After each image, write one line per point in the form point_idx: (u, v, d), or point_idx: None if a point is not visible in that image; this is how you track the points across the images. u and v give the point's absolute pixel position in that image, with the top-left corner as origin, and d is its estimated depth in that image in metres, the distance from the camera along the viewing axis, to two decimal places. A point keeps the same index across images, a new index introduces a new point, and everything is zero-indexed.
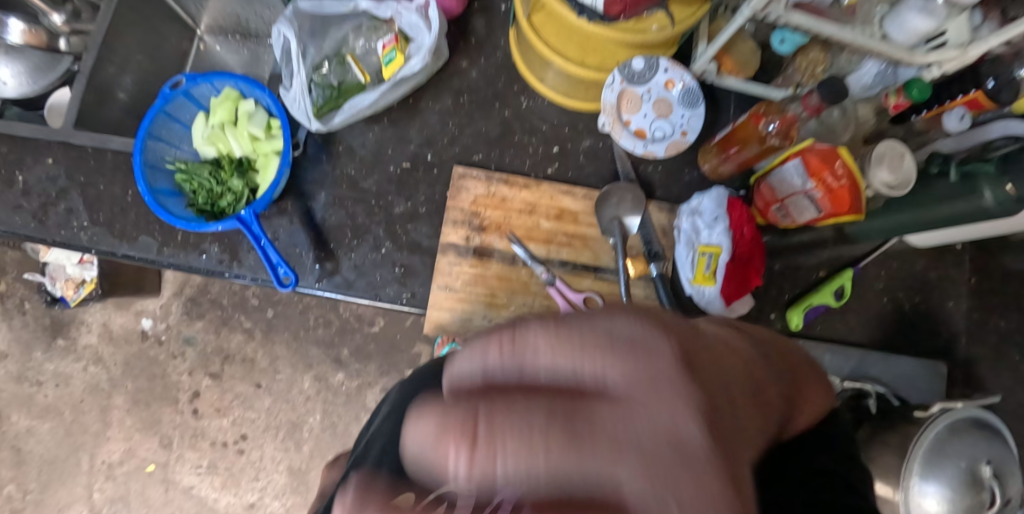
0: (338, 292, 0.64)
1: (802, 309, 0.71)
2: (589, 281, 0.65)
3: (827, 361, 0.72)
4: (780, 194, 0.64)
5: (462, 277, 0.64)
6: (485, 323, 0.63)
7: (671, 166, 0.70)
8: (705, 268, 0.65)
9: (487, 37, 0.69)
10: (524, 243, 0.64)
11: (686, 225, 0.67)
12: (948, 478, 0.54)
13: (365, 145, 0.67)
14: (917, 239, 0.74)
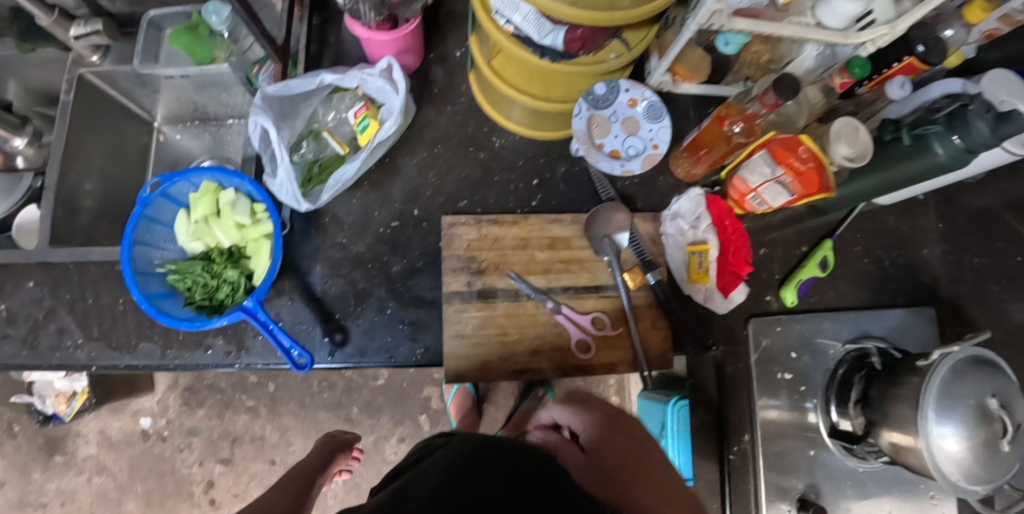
0: (353, 362, 0.64)
1: (794, 287, 0.73)
2: (593, 301, 0.67)
3: (827, 328, 0.74)
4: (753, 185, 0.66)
5: (471, 322, 0.65)
6: (503, 363, 0.64)
7: (646, 176, 0.73)
8: (697, 266, 0.69)
9: (449, 86, 0.71)
10: (523, 277, 0.66)
11: (671, 229, 0.71)
12: (961, 419, 0.54)
13: (351, 210, 0.68)
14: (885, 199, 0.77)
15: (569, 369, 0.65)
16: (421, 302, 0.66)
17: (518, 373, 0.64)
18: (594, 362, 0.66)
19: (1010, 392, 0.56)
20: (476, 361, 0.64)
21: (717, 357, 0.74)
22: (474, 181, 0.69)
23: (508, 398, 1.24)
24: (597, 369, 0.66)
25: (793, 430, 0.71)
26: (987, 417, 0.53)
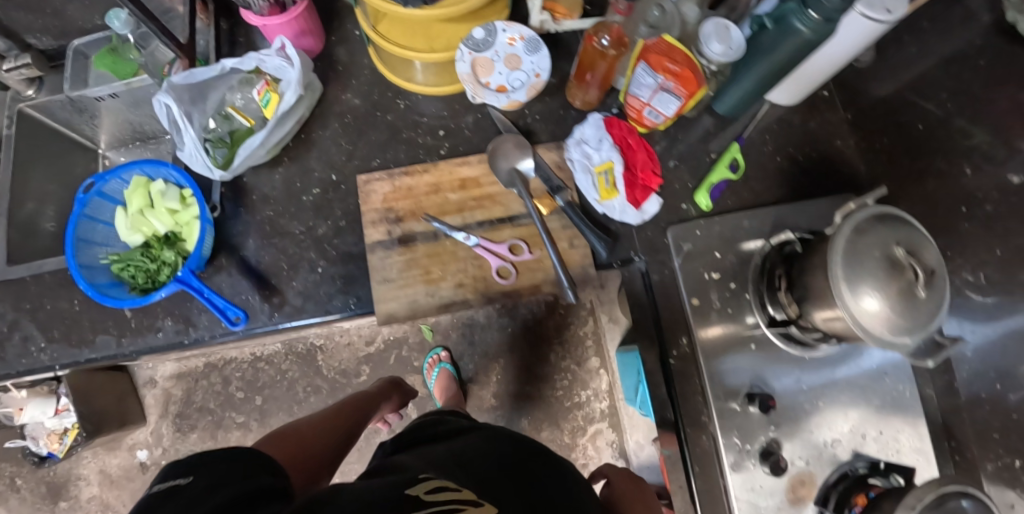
0: (292, 321, 0.68)
1: (706, 190, 0.77)
2: (508, 230, 0.71)
3: (748, 226, 0.77)
4: (644, 98, 0.71)
5: (396, 265, 0.69)
6: (430, 299, 0.68)
7: (547, 111, 0.77)
8: (605, 183, 0.73)
9: (352, 61, 0.77)
10: (439, 218, 0.70)
11: (577, 155, 0.74)
12: (875, 273, 0.54)
13: (274, 186, 0.73)
14: (778, 94, 0.80)
15: (494, 295, 0.69)
16: (350, 257, 0.70)
17: (445, 307, 0.68)
18: (516, 285, 0.69)
19: (913, 234, 0.56)
20: (406, 300, 0.68)
21: (643, 267, 0.75)
22: (385, 144, 0.74)
23: (489, 374, 1.26)
24: (521, 292, 0.69)
25: (728, 325, 0.73)
26: (897, 267, 0.54)
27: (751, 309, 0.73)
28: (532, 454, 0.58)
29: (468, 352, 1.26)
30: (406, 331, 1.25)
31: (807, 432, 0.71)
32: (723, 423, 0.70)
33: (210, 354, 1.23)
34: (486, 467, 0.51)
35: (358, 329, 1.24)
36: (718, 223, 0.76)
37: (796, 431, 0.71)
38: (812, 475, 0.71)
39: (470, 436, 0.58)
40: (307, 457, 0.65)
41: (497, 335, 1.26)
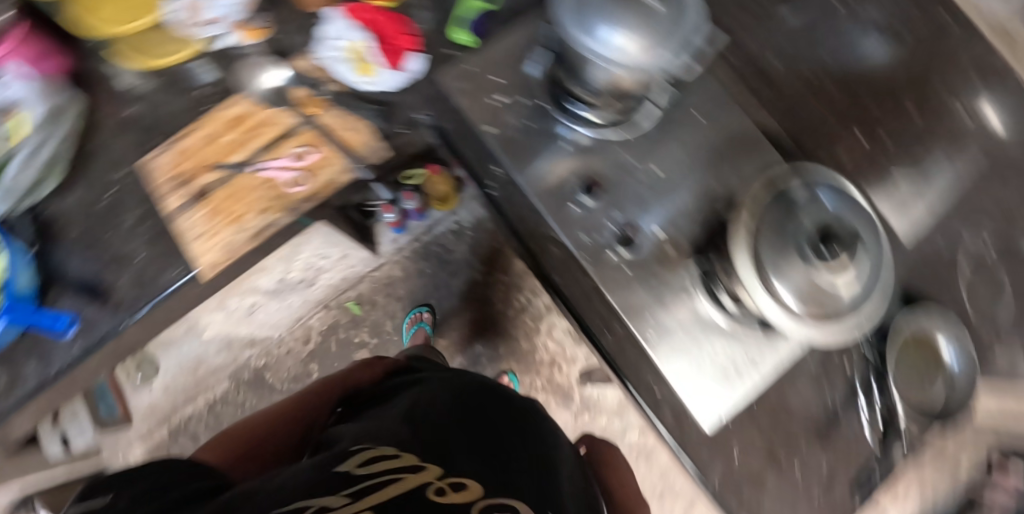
0: (141, 312, 0.68)
1: (460, 26, 0.76)
2: (289, 144, 0.73)
3: (522, 44, 0.76)
4: None
5: (200, 220, 0.71)
6: (241, 234, 0.71)
7: (292, 24, 0.76)
8: (361, 61, 0.73)
9: (85, 57, 0.73)
10: (223, 162, 0.72)
11: (326, 48, 0.74)
12: (607, 8, 0.54)
13: (65, 203, 0.70)
14: None
15: (294, 205, 0.73)
16: (158, 234, 0.70)
17: (257, 234, 0.72)
18: (311, 188, 0.73)
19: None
20: (223, 244, 0.71)
21: (428, 123, 0.77)
22: (152, 113, 0.73)
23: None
24: (320, 191, 0.74)
25: (535, 138, 0.75)
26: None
27: (553, 112, 0.74)
28: (484, 397, 0.67)
29: (401, 308, 1.28)
30: (335, 315, 1.27)
31: (648, 198, 0.74)
32: (561, 222, 0.72)
33: (169, 419, 1.22)
34: (447, 399, 0.64)
35: (291, 332, 1.25)
36: (496, 47, 0.75)
37: (638, 203, 0.74)
38: (674, 235, 0.73)
39: (441, 377, 0.71)
40: (253, 446, 0.75)
41: (419, 281, 1.28)
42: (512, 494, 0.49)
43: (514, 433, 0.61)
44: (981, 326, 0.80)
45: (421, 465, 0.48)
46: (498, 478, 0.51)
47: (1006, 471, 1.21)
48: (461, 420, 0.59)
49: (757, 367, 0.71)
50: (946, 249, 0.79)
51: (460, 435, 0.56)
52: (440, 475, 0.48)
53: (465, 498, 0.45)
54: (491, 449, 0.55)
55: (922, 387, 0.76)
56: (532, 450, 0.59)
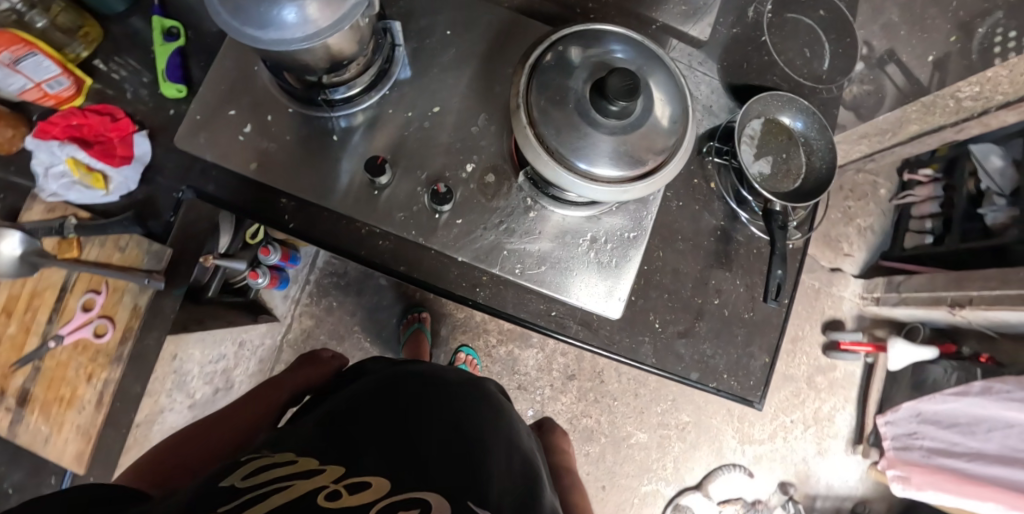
0: None
1: (164, 79, 0.69)
2: (72, 301, 0.66)
3: (237, 69, 0.68)
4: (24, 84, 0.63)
5: (38, 421, 0.64)
6: (83, 411, 0.65)
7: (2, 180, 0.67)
8: (85, 175, 0.65)
9: None
10: (21, 354, 0.65)
11: (40, 180, 0.64)
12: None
13: None
14: None
15: (117, 353, 0.67)
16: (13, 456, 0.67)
17: (101, 403, 0.65)
18: (120, 327, 0.67)
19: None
20: (73, 432, 0.64)
21: (190, 197, 0.69)
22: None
23: (363, 348, 1.35)
24: (130, 327, 0.67)
25: (304, 151, 0.68)
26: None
27: (310, 115, 0.68)
28: (417, 379, 0.58)
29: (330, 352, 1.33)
30: None
31: (445, 140, 0.69)
32: (373, 217, 0.67)
33: None
34: (374, 385, 0.56)
35: None
36: (211, 81, 0.68)
37: (438, 153, 0.69)
38: (488, 162, 0.69)
39: (376, 367, 0.62)
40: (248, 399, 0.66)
41: (331, 317, 1.35)
42: (433, 488, 0.41)
43: (446, 415, 0.52)
44: (811, 72, 0.77)
45: (320, 468, 0.40)
46: (416, 472, 0.42)
47: (923, 184, 1.37)
48: (385, 407, 0.51)
49: (634, 241, 0.69)
50: (737, 24, 0.76)
51: (383, 430, 0.47)
52: (341, 476, 0.40)
53: (363, 497, 0.37)
54: (409, 438, 0.46)
55: (789, 170, 0.73)
56: (466, 432, 0.50)
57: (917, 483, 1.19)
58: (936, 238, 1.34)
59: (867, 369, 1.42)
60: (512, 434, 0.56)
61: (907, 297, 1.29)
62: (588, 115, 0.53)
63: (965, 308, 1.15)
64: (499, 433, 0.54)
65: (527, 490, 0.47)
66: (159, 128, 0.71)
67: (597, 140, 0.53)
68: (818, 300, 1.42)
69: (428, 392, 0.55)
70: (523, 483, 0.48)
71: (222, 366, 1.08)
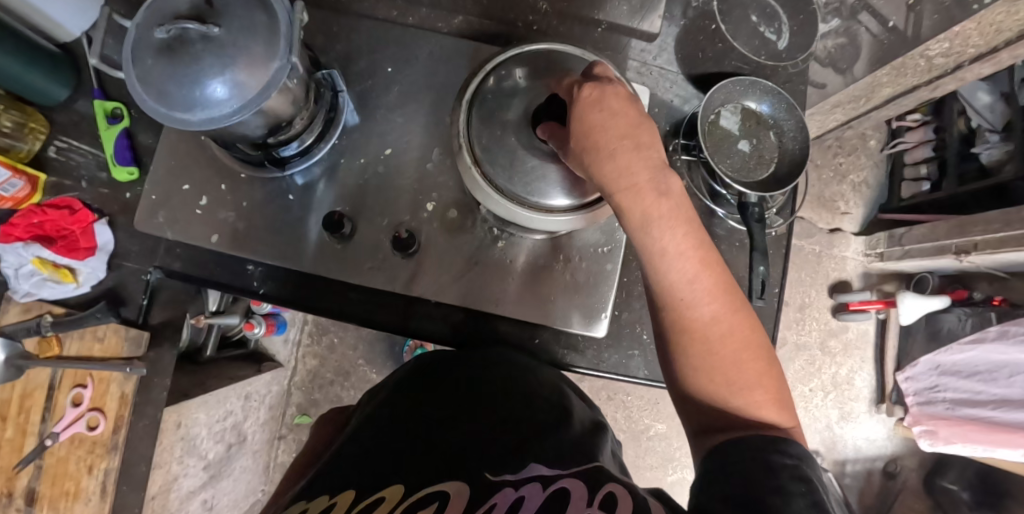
0: None
1: (115, 164, 0.70)
2: (63, 396, 0.68)
3: (187, 141, 0.68)
4: None
5: None
6: (89, 504, 0.67)
7: None
8: (55, 272, 0.66)
9: None
10: (22, 456, 0.66)
11: (13, 282, 0.65)
12: (167, 70, 0.48)
13: None
14: (61, 35, 0.70)
15: (113, 442, 0.68)
16: None
17: (105, 494, 0.67)
18: (111, 417, 0.68)
19: (154, 13, 0.49)
20: None
21: (160, 274, 0.69)
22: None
23: (370, 380, 1.33)
24: (121, 414, 0.68)
25: (268, 212, 0.68)
26: (174, 47, 0.47)
27: (265, 177, 0.67)
28: (424, 368, 0.59)
29: (338, 388, 1.32)
30: (295, 438, 1.30)
31: (402, 181, 0.68)
32: (346, 270, 0.67)
33: None
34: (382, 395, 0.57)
35: (271, 481, 1.30)
36: (160, 158, 0.67)
37: (397, 197, 0.68)
38: (449, 197, 0.67)
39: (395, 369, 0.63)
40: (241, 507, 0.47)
41: (335, 355, 1.33)
42: (447, 472, 0.42)
43: (454, 394, 0.53)
44: (770, 51, 0.74)
45: (330, 504, 0.41)
46: (427, 463, 0.44)
47: (913, 129, 1.31)
48: (392, 412, 0.52)
49: (608, 255, 0.67)
50: (685, 16, 0.74)
51: (391, 433, 0.48)
52: (352, 504, 0.40)
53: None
54: (419, 431, 0.48)
55: (761, 156, 0.70)
56: (476, 403, 0.52)
57: (946, 436, 1.15)
58: (934, 184, 1.27)
59: (881, 325, 1.36)
60: (535, 375, 0.57)
61: (910, 250, 1.23)
62: (530, 146, 0.53)
63: (971, 255, 1.10)
64: (514, 383, 0.55)
65: (548, 428, 0.49)
66: (120, 211, 0.71)
67: (545, 169, 0.52)
68: (820, 264, 1.36)
69: (436, 377, 0.57)
70: (547, 422, 0.50)
71: (231, 423, 1.06)
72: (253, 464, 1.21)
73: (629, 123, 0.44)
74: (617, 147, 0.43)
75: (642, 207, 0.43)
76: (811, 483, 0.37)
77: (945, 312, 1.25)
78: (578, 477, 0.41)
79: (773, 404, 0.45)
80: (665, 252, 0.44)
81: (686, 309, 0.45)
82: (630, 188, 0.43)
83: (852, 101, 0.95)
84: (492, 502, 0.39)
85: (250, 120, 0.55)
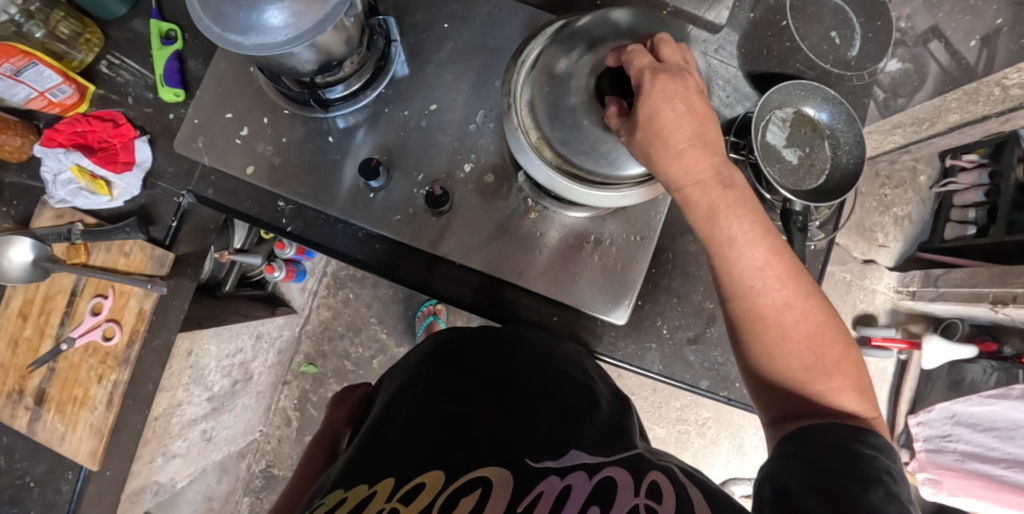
0: None
1: (161, 84, 0.70)
2: (83, 303, 0.69)
3: (238, 71, 0.68)
4: (36, 93, 0.64)
5: (58, 421, 0.68)
6: (94, 412, 0.68)
7: (20, 192, 0.70)
8: (90, 182, 0.66)
9: None
10: (37, 358, 0.68)
11: (55, 186, 0.66)
12: None
13: None
14: None
15: (125, 355, 0.68)
16: (35, 451, 0.71)
17: (110, 405, 0.68)
18: (126, 330, 0.69)
19: None
20: (88, 431, 0.67)
21: (191, 200, 0.69)
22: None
23: (379, 339, 1.33)
24: (137, 329, 0.69)
25: (306, 150, 0.67)
26: None
27: (306, 116, 0.67)
28: (451, 346, 0.58)
29: (347, 343, 1.33)
30: (298, 386, 1.32)
31: (442, 138, 0.67)
32: (376, 219, 0.66)
33: None
34: (410, 373, 0.55)
35: (270, 423, 1.32)
36: (208, 84, 0.68)
37: (436, 154, 0.67)
38: (487, 161, 0.66)
39: (417, 345, 0.62)
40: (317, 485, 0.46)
41: (349, 309, 1.34)
42: (482, 455, 0.41)
43: (485, 372, 0.52)
44: (838, 58, 0.73)
45: (370, 495, 0.39)
46: (465, 446, 0.42)
47: (967, 170, 1.24)
48: (422, 391, 0.51)
49: (640, 245, 0.65)
50: (757, 9, 0.72)
51: (424, 413, 0.47)
52: (393, 491, 0.39)
53: (420, 503, 0.37)
54: (448, 411, 0.46)
55: (812, 165, 0.68)
56: (499, 382, 0.51)
57: (950, 488, 1.14)
58: (981, 229, 1.22)
59: (900, 366, 1.30)
60: (563, 360, 0.56)
61: (944, 293, 1.18)
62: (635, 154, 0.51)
63: (1008, 306, 1.05)
64: (545, 366, 0.54)
65: (582, 410, 0.48)
66: (161, 132, 0.71)
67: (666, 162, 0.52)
68: (849, 292, 1.30)
69: (464, 357, 0.55)
70: (579, 403, 0.49)
71: (239, 361, 1.07)
72: (255, 404, 1.23)
73: (694, 122, 0.45)
74: (685, 148, 0.45)
75: (709, 199, 0.46)
76: (893, 478, 0.35)
77: (970, 362, 1.20)
78: (622, 467, 0.40)
79: (852, 394, 0.44)
80: (732, 241, 0.46)
81: (757, 299, 0.45)
82: (695, 185, 0.46)
83: (915, 124, 0.93)
84: (539, 491, 0.37)
85: (301, 52, 0.54)
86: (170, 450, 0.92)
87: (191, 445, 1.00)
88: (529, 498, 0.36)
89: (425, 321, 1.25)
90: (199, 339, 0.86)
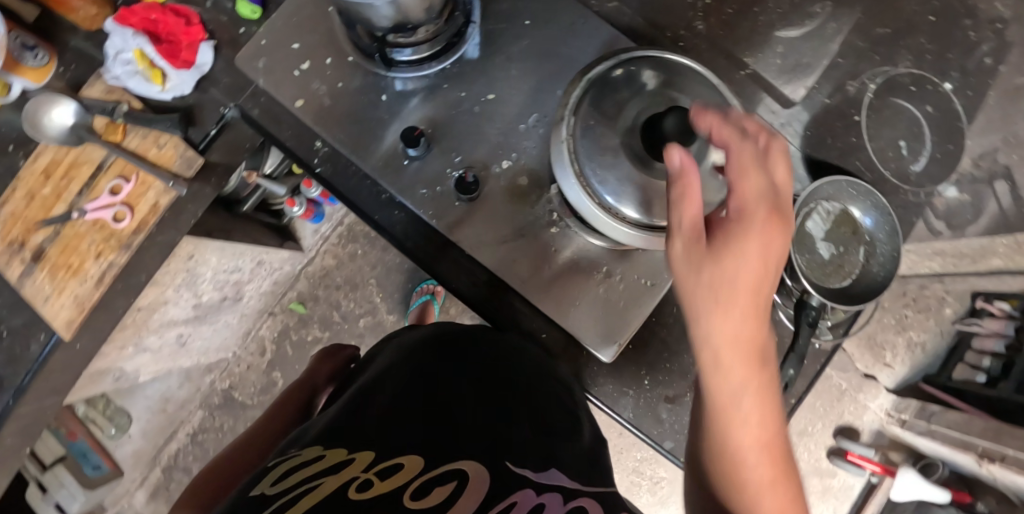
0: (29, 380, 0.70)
1: None
2: (105, 180, 0.69)
3: (316, 7, 0.69)
4: None
5: (45, 282, 0.68)
6: (85, 285, 0.68)
7: (83, 59, 0.72)
8: (149, 69, 0.67)
9: None
10: (47, 218, 0.68)
11: (114, 64, 0.67)
12: None
13: None
14: None
15: (128, 241, 0.69)
16: (17, 306, 0.71)
17: (100, 282, 0.68)
18: (137, 218, 0.69)
19: None
20: (70, 300, 0.68)
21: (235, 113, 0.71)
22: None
23: (371, 301, 1.33)
24: (146, 220, 0.69)
25: (357, 99, 0.68)
26: None
27: (368, 69, 0.68)
28: (456, 340, 0.57)
29: (342, 295, 1.34)
30: (282, 321, 1.33)
31: (488, 129, 0.67)
32: (401, 186, 0.66)
33: (159, 461, 1.32)
34: (404, 353, 0.55)
35: (245, 348, 1.33)
36: (285, 11, 0.69)
37: (479, 141, 0.67)
38: (526, 165, 0.66)
39: (416, 329, 0.62)
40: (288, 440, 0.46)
41: (352, 264, 1.34)
42: (464, 450, 0.40)
43: (482, 374, 0.52)
44: (899, 169, 0.71)
45: (349, 460, 0.38)
46: (452, 438, 0.41)
47: (994, 317, 1.16)
48: (413, 373, 0.50)
49: (649, 290, 0.64)
50: (833, 96, 0.71)
51: (411, 396, 0.46)
52: (371, 463, 0.37)
53: (397, 480, 0.35)
54: (435, 402, 0.46)
55: (841, 266, 0.68)
56: (495, 387, 0.51)
57: None
58: (991, 379, 1.12)
59: (867, 487, 1.33)
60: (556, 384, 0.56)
61: (935, 431, 1.16)
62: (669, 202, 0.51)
63: (994, 463, 0.99)
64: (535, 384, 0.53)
65: (564, 436, 0.47)
66: (227, 42, 0.72)
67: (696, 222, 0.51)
68: (839, 401, 1.34)
69: (461, 354, 0.55)
70: (562, 429, 0.49)
71: (235, 279, 1.08)
72: (237, 324, 1.24)
73: (755, 252, 0.39)
74: (733, 282, 0.38)
75: (735, 361, 0.39)
76: None
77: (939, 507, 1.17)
78: (596, 502, 0.39)
79: None
80: (744, 409, 0.39)
81: (740, 474, 0.40)
82: (725, 336, 0.39)
83: (957, 258, 0.94)
84: (513, 500, 0.35)
85: (381, 6, 0.54)
86: (143, 344, 0.93)
87: (163, 344, 1.00)
88: (503, 502, 0.35)
89: (420, 298, 1.26)
90: (193, 244, 0.85)
